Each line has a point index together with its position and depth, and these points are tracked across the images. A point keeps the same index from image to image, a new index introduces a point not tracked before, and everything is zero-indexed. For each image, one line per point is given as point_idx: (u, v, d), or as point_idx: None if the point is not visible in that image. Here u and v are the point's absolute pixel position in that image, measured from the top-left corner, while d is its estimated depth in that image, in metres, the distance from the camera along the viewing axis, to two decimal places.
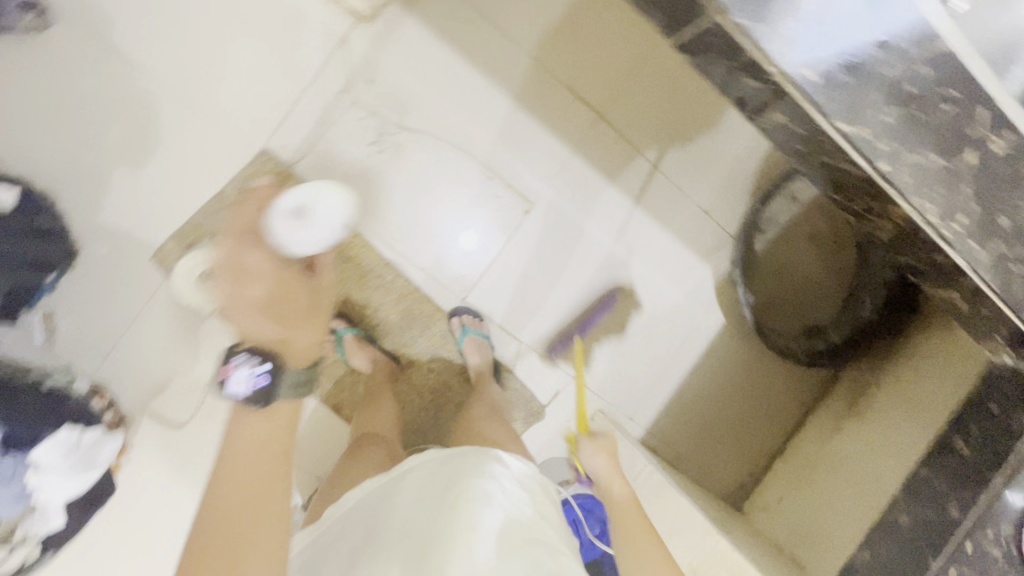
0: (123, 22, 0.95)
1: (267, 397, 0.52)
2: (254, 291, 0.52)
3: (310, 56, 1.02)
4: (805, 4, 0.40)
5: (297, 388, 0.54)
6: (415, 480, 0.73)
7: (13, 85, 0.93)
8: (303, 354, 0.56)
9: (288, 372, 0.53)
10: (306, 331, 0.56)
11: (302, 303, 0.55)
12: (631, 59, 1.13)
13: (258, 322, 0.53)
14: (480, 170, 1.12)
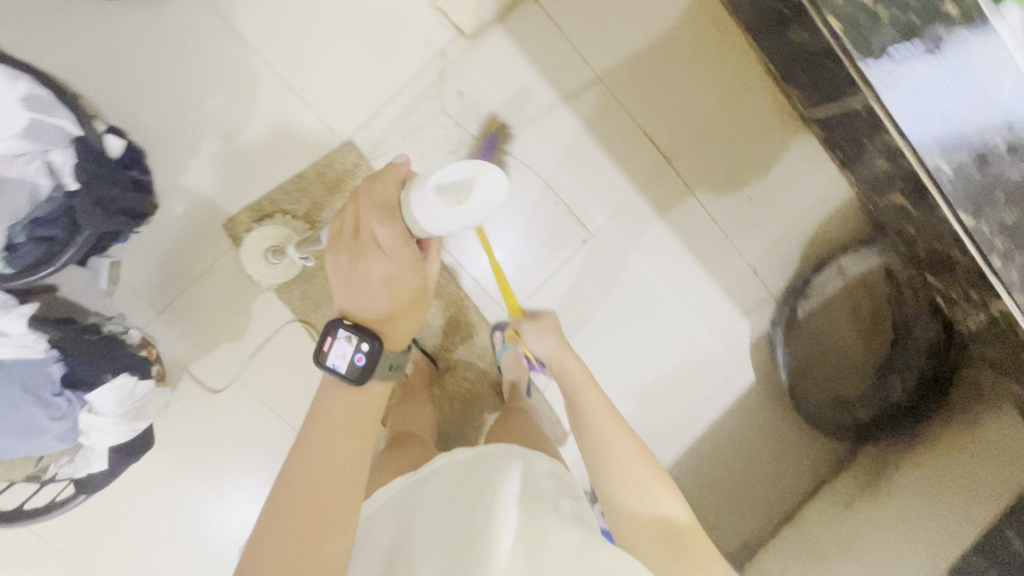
0: (244, 2, 1.01)
1: (365, 374, 0.58)
2: (374, 269, 0.60)
3: (408, 61, 1.07)
4: (952, 105, 0.67)
5: (389, 369, 0.60)
6: (444, 474, 0.76)
7: (132, 43, 0.98)
8: (399, 339, 0.63)
9: (384, 354, 0.59)
10: (405, 315, 0.63)
11: (410, 290, 0.61)
12: (706, 114, 1.19)
13: (370, 301, 0.61)
14: (548, 193, 1.16)
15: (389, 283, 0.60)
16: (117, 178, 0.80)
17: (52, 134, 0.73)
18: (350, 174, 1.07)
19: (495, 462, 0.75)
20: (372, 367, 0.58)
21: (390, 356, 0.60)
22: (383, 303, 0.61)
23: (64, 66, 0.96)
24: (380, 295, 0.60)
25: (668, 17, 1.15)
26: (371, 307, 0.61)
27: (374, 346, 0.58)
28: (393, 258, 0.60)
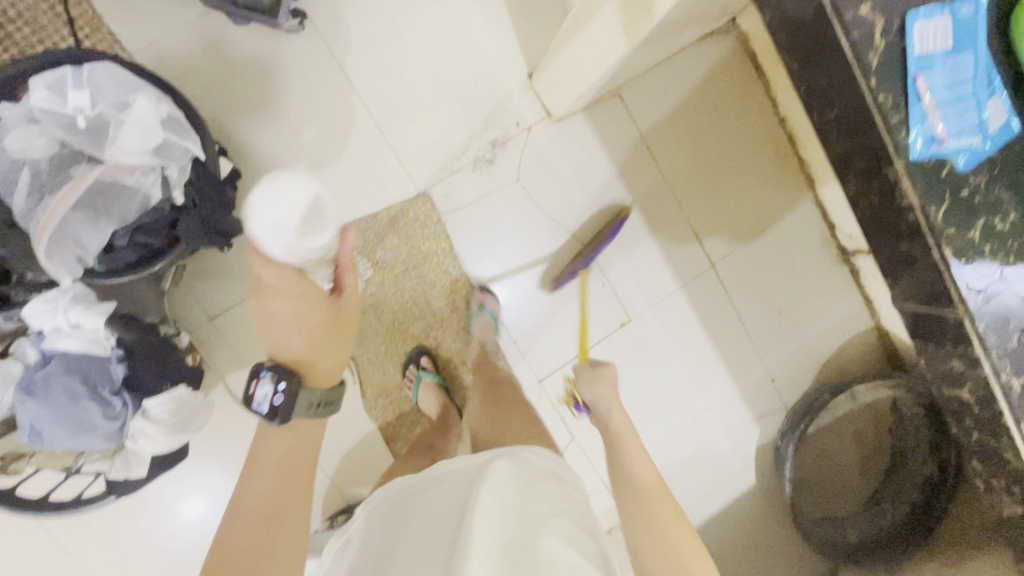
0: (359, 49, 1.07)
1: (283, 414, 0.61)
2: (279, 306, 0.63)
3: (496, 131, 1.14)
4: None
5: (313, 407, 0.63)
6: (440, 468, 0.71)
7: (248, 66, 1.03)
8: (324, 377, 0.66)
9: (306, 392, 0.63)
10: (327, 355, 0.66)
11: (326, 328, 0.65)
12: (754, 228, 1.27)
13: (288, 345, 0.64)
14: (597, 273, 1.22)
15: (301, 325, 0.64)
16: (223, 201, 0.83)
17: (179, 153, 0.77)
18: (420, 224, 1.12)
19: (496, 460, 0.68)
20: (291, 404, 0.61)
21: (311, 394, 0.63)
22: (301, 345, 0.64)
23: (181, 75, 1.01)
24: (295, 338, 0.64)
25: (736, 135, 1.24)
26: (290, 350, 0.64)
27: (291, 384, 0.62)
28: (295, 294, 0.64)
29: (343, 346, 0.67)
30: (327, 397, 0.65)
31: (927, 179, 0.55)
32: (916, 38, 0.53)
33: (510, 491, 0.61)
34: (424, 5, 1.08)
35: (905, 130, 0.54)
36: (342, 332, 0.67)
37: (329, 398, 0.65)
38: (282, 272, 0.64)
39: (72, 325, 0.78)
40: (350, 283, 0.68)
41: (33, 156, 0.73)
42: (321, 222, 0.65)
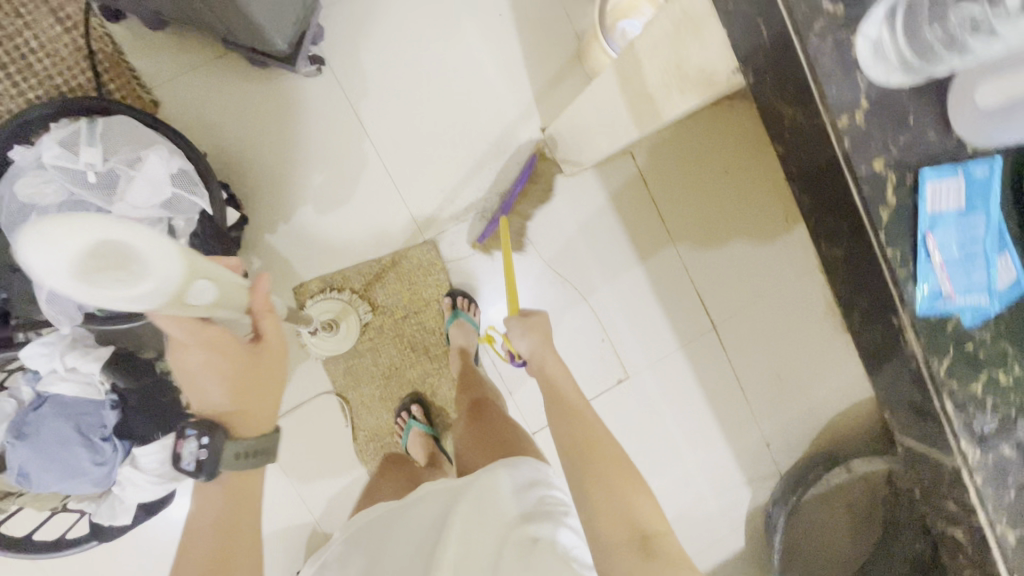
0: (374, 96, 1.08)
1: (209, 469, 0.63)
2: (193, 356, 0.62)
3: (506, 183, 1.14)
4: None
5: (240, 458, 0.64)
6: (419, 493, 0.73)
7: (264, 108, 1.04)
8: (253, 427, 0.66)
9: (231, 445, 0.63)
10: (256, 404, 0.66)
11: (248, 376, 0.65)
12: (760, 291, 1.25)
13: (209, 399, 0.64)
14: (597, 327, 1.21)
15: (220, 378, 0.63)
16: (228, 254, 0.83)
17: (188, 207, 0.77)
18: (422, 271, 1.12)
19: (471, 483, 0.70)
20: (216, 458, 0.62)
21: (239, 444, 0.64)
22: (224, 398, 0.64)
23: (197, 115, 1.02)
24: (217, 391, 0.64)
25: (748, 198, 1.23)
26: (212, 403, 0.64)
27: (215, 439, 0.62)
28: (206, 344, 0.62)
29: (270, 394, 0.67)
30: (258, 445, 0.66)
31: (932, 338, 0.44)
32: (928, 198, 0.41)
33: (483, 501, 0.66)
34: (442, 56, 1.09)
35: (911, 285, 0.43)
36: (265, 380, 0.66)
37: (259, 446, 0.65)
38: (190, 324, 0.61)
39: (67, 369, 0.78)
40: (269, 328, 0.68)
41: (42, 203, 0.73)
42: (126, 257, 0.45)
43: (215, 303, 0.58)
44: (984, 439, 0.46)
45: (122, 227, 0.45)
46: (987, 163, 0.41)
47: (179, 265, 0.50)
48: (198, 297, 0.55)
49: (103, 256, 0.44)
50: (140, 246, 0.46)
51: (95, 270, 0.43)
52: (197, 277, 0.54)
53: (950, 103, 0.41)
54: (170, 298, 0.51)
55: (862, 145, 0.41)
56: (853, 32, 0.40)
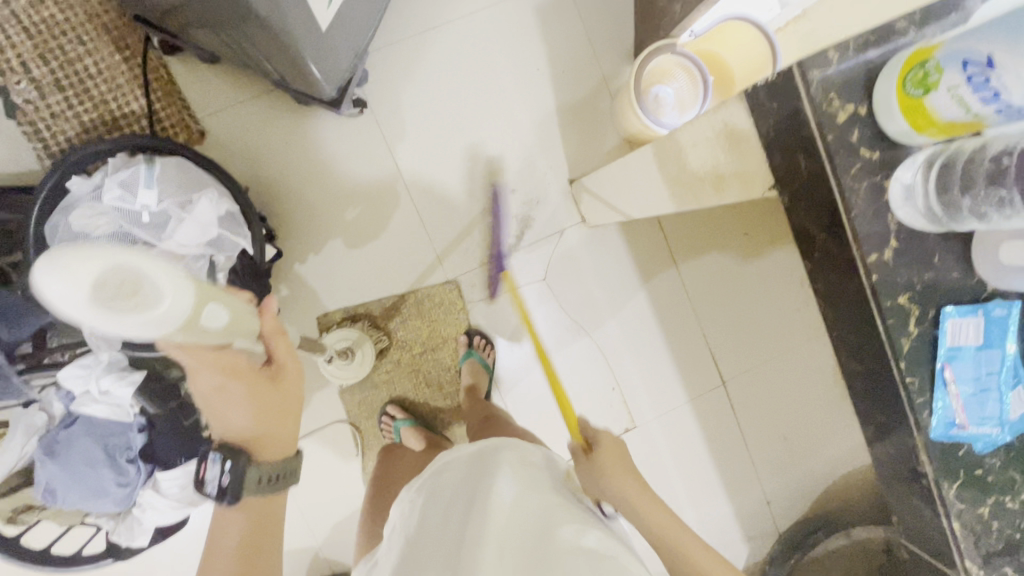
0: (412, 139, 1.12)
1: (232, 493, 0.64)
2: (206, 382, 0.63)
3: (531, 230, 1.17)
4: None
5: (261, 482, 0.65)
6: (416, 506, 0.57)
7: (305, 143, 1.09)
8: (278, 447, 0.68)
9: (253, 469, 0.64)
10: (280, 429, 0.67)
11: (271, 400, 0.65)
12: (771, 351, 1.27)
13: (232, 424, 0.65)
14: (609, 376, 1.23)
15: (239, 402, 0.64)
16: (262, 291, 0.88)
17: (230, 246, 0.82)
18: (445, 310, 1.15)
19: (473, 506, 0.52)
20: (239, 484, 0.63)
21: (262, 469, 0.65)
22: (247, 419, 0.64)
23: (241, 147, 1.07)
24: (241, 417, 0.64)
25: (766, 261, 1.25)
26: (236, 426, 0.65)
27: (240, 462, 0.64)
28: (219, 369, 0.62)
29: (291, 418, 0.68)
30: (283, 468, 0.67)
31: (944, 463, 0.46)
32: (947, 335, 0.44)
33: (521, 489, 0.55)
34: (479, 105, 1.13)
35: (926, 412, 0.45)
36: (290, 408, 0.67)
37: (282, 469, 0.67)
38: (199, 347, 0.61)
39: (101, 392, 0.80)
40: (281, 347, 0.68)
41: (89, 232, 0.75)
42: (136, 283, 0.50)
43: (226, 328, 0.62)
44: (990, 562, 0.47)
45: (138, 259, 0.50)
46: (1006, 305, 0.44)
47: (185, 295, 0.54)
48: (209, 323, 0.59)
49: (119, 285, 0.49)
50: (150, 274, 0.51)
51: (116, 303, 0.48)
52: (204, 303, 0.58)
53: (976, 251, 0.43)
54: (177, 322, 0.54)
55: (888, 281, 0.44)
56: (887, 176, 0.43)
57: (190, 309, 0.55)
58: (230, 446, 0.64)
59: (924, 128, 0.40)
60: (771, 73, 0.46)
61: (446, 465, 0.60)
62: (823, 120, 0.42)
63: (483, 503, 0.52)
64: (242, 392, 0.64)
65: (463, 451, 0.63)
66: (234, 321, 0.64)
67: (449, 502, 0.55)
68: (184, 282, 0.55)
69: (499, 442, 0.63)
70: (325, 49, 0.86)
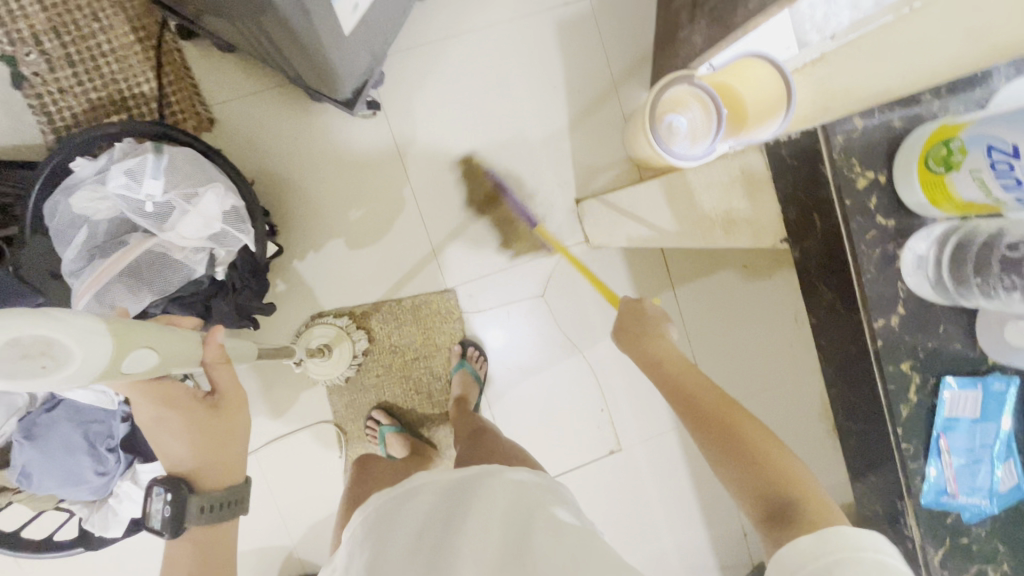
0: (422, 144, 1.11)
1: (173, 527, 0.60)
2: (144, 412, 0.62)
3: (533, 245, 1.17)
4: None
5: (204, 511, 0.61)
6: (375, 531, 0.49)
7: (314, 139, 1.08)
8: (221, 477, 0.65)
9: (195, 499, 0.61)
10: (228, 458, 0.65)
11: (212, 427, 0.63)
12: (762, 383, 1.25)
13: (172, 453, 0.63)
14: (599, 398, 1.21)
15: (177, 431, 0.62)
16: (258, 287, 0.90)
17: (232, 242, 0.81)
18: (440, 317, 1.15)
19: (454, 521, 0.47)
20: (181, 514, 0.60)
21: (203, 497, 0.62)
22: (184, 451, 0.62)
23: (249, 137, 1.06)
24: (181, 448, 0.62)
25: (763, 295, 1.24)
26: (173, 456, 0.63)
27: (179, 493, 0.60)
28: (155, 399, 0.61)
29: (235, 441, 0.66)
30: (230, 495, 0.64)
31: (928, 529, 0.46)
32: (944, 407, 0.45)
33: (498, 505, 0.49)
34: (493, 116, 1.13)
35: (918, 477, 0.45)
36: (230, 435, 0.65)
37: (228, 496, 0.63)
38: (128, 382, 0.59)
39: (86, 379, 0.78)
40: (223, 378, 0.64)
41: (94, 217, 0.76)
42: (44, 347, 0.39)
43: (156, 366, 0.51)
44: None
45: (37, 318, 0.39)
46: (1006, 380, 0.44)
47: (103, 346, 0.43)
48: (134, 368, 0.48)
49: (19, 346, 0.38)
50: (58, 333, 0.40)
51: (19, 365, 0.39)
52: (139, 348, 0.48)
53: (981, 326, 0.44)
54: (96, 374, 0.43)
55: (891, 346, 0.44)
56: (900, 245, 0.43)
57: (107, 360, 0.44)
58: (171, 477, 0.61)
59: (941, 203, 0.40)
60: (794, 132, 0.46)
61: (416, 490, 0.53)
62: (842, 184, 0.43)
63: (453, 552, 0.44)
64: (181, 423, 0.62)
65: (443, 477, 0.55)
66: (164, 357, 0.52)
67: (422, 522, 0.48)
68: (107, 334, 0.43)
69: (486, 467, 0.55)
70: (346, 51, 0.86)
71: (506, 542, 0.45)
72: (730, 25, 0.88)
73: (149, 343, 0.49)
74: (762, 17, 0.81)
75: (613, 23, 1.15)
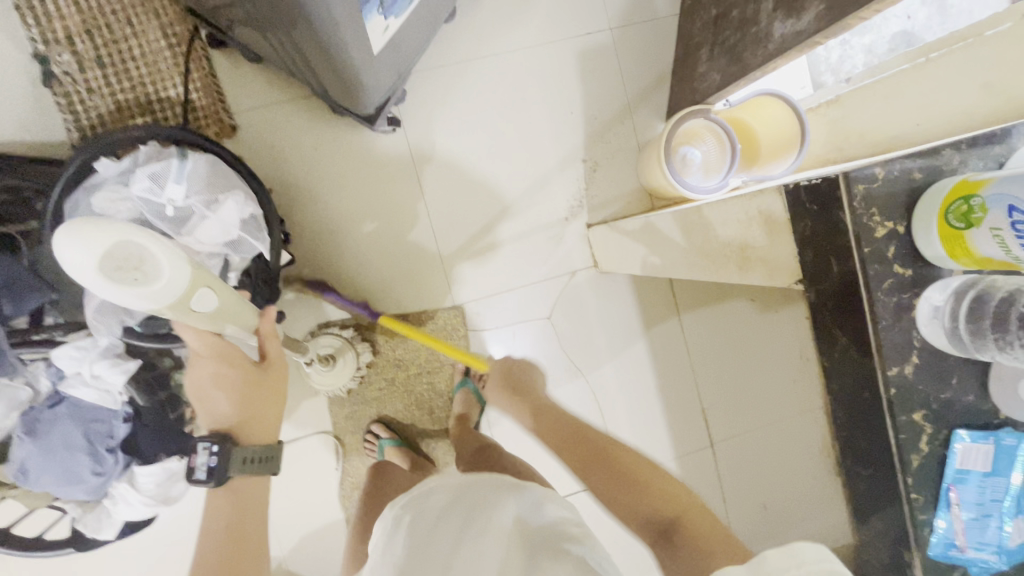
0: (439, 162, 1.12)
1: (219, 475, 0.63)
2: (205, 368, 0.67)
3: (543, 267, 1.17)
4: None
5: (246, 462, 0.65)
6: (400, 526, 0.49)
7: (332, 151, 1.09)
8: (263, 434, 0.69)
9: (240, 449, 0.65)
10: (264, 418, 0.70)
11: (258, 389, 0.69)
12: (769, 418, 1.22)
13: (218, 410, 0.67)
14: (600, 424, 1.20)
15: (230, 388, 0.67)
16: (269, 294, 0.90)
17: (247, 249, 0.82)
18: (446, 334, 1.15)
19: (472, 523, 0.48)
20: (226, 466, 0.64)
21: (245, 449, 0.65)
22: (229, 408, 0.67)
23: (268, 146, 1.08)
24: (229, 405, 0.67)
25: (768, 332, 1.21)
26: (217, 414, 0.67)
27: (224, 447, 0.64)
28: (219, 356, 0.67)
29: (275, 402, 0.71)
30: (266, 452, 0.67)
31: None
32: (956, 459, 0.44)
33: (500, 521, 0.49)
34: (510, 138, 1.14)
35: (927, 529, 0.45)
36: (274, 395, 0.71)
37: (266, 452, 0.66)
38: (201, 332, 0.65)
39: (92, 376, 0.79)
40: (272, 349, 0.72)
41: (113, 218, 0.77)
42: (140, 260, 0.51)
43: (214, 315, 0.61)
44: None
45: (141, 234, 0.51)
46: (1016, 435, 0.45)
47: (183, 271, 0.54)
48: (200, 306, 0.58)
49: (122, 255, 0.50)
50: (153, 251, 0.52)
51: (121, 272, 0.50)
52: (202, 286, 0.58)
53: (994, 380, 0.44)
54: (171, 299, 0.54)
55: (904, 396, 0.44)
56: (917, 294, 0.44)
57: (181, 285, 0.54)
58: (218, 432, 0.65)
59: (959, 257, 0.41)
60: (814, 177, 0.47)
61: (432, 490, 0.54)
62: (862, 232, 0.43)
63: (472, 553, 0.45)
64: (236, 380, 0.67)
65: (460, 482, 0.57)
66: (224, 308, 0.62)
67: (446, 515, 0.50)
68: (184, 263, 0.55)
69: (492, 478, 0.56)
70: (373, 69, 0.88)
71: (514, 552, 0.45)
72: (748, 65, 0.89)
73: (213, 287, 0.59)
74: (781, 60, 0.82)
75: (634, 55, 1.17)
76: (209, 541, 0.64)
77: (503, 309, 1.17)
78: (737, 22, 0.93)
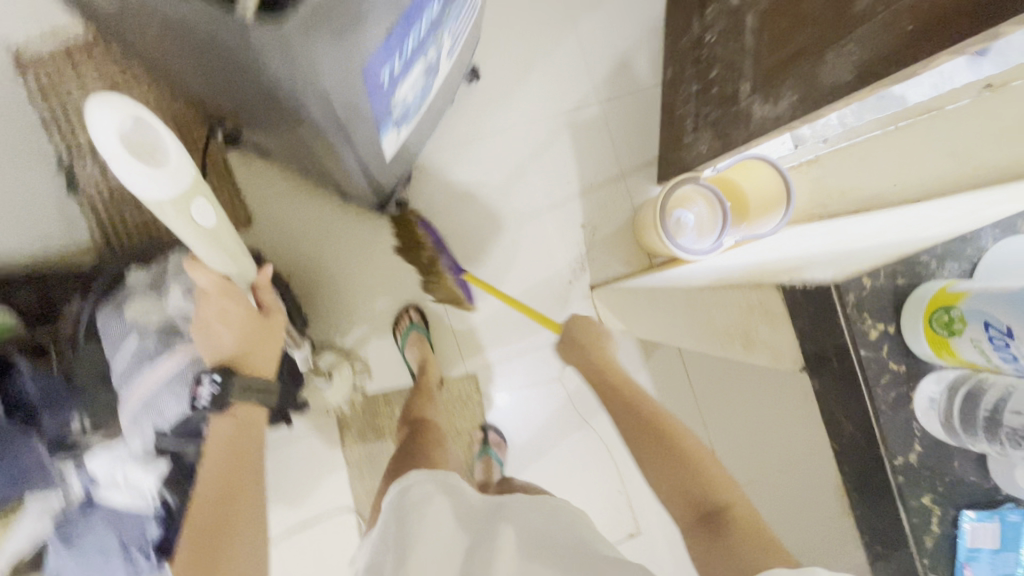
0: (446, 236, 1.18)
1: (222, 404, 0.69)
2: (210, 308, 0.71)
3: (551, 328, 1.21)
4: None
5: (244, 391, 0.70)
6: (409, 518, 0.59)
7: (346, 235, 1.15)
8: (260, 368, 0.75)
9: (240, 378, 0.70)
10: (262, 353, 0.75)
11: (257, 329, 0.74)
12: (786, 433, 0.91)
13: (222, 346, 0.72)
14: (616, 478, 1.22)
15: (233, 325, 0.72)
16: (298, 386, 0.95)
17: None
18: (461, 401, 1.18)
19: (480, 537, 0.58)
20: (228, 394, 0.69)
21: (246, 377, 0.71)
22: (230, 341, 0.72)
23: (282, 233, 1.13)
24: (231, 338, 0.72)
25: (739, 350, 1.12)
26: (219, 347, 0.73)
27: (227, 376, 0.69)
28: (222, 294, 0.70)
29: (271, 344, 0.77)
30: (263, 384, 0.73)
31: None
32: (967, 536, 0.48)
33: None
34: (512, 210, 1.20)
35: None
36: (270, 335, 0.76)
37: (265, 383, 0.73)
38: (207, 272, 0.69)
39: (125, 481, 0.83)
40: (266, 299, 0.78)
41: (144, 325, 0.81)
42: (154, 148, 0.56)
43: (209, 233, 0.64)
44: None
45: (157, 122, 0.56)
46: (1019, 511, 0.48)
47: (189, 175, 0.59)
48: (196, 214, 0.61)
49: (136, 136, 0.55)
50: (166, 142, 0.56)
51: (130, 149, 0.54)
52: (199, 198, 0.62)
53: (992, 462, 0.48)
54: (171, 191, 0.57)
55: (912, 481, 0.48)
56: (911, 387, 0.48)
57: (185, 186, 0.58)
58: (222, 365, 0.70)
59: (943, 355, 0.46)
60: (808, 281, 0.51)
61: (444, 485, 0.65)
62: (856, 336, 0.48)
63: None
64: (240, 316, 0.72)
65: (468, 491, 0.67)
66: (220, 228, 0.67)
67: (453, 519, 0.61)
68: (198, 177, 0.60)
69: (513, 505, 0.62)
70: (384, 166, 0.94)
71: None
72: (731, 140, 0.96)
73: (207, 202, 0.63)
74: (762, 139, 0.89)
75: (623, 124, 1.25)
76: (211, 478, 0.67)
77: (516, 372, 1.20)
78: (716, 99, 1.01)
